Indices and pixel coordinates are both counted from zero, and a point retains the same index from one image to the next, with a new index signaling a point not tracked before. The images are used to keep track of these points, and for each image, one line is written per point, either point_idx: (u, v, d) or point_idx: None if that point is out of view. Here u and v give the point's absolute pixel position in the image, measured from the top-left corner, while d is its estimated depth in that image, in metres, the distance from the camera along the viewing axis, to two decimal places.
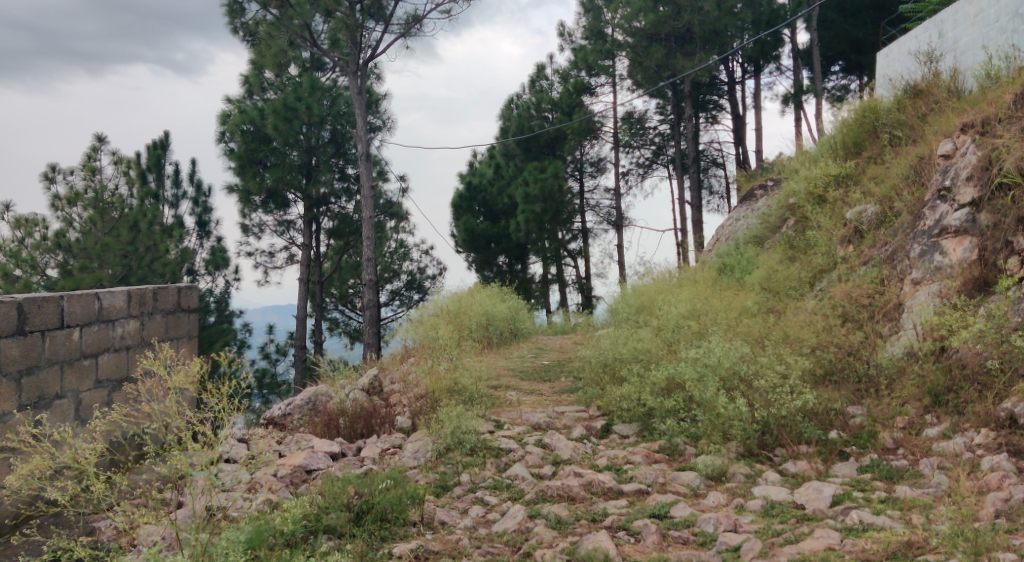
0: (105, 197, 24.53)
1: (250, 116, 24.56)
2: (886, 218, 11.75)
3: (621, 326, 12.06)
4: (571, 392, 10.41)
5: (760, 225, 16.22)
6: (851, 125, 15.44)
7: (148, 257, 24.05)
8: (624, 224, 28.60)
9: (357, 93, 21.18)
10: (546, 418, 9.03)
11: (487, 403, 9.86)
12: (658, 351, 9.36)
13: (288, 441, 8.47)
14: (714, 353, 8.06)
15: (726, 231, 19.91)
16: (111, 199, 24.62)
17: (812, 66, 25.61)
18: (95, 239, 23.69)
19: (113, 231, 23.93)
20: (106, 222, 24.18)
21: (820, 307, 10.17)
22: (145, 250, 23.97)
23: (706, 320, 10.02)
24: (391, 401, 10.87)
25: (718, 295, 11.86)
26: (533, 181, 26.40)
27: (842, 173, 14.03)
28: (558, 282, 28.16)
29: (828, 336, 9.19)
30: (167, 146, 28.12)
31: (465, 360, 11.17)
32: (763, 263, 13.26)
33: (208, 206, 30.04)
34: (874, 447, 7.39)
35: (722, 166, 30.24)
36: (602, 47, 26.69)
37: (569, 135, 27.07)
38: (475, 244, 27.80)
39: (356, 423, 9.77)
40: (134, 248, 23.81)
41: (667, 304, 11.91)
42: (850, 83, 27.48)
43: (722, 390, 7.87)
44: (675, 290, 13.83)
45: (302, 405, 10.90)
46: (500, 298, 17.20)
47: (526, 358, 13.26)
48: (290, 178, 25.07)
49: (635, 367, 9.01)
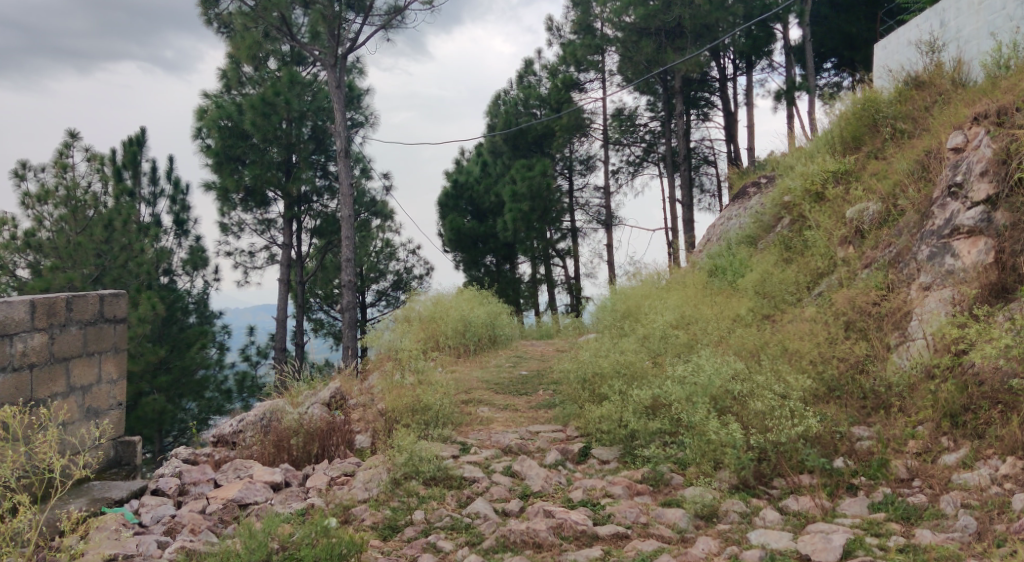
0: (77, 195, 23.13)
1: (227, 112, 23.53)
2: (889, 217, 10.92)
3: (606, 335, 11.15)
4: (549, 408, 9.52)
5: (753, 225, 15.37)
6: (849, 118, 14.52)
7: (124, 256, 22.86)
8: (614, 223, 27.71)
9: (335, 87, 20.22)
10: (518, 440, 8.13)
11: (454, 422, 8.96)
12: (643, 366, 8.45)
13: (225, 469, 7.56)
14: (705, 371, 7.16)
15: (717, 230, 19.03)
16: (84, 197, 23.19)
17: (804, 63, 24.76)
18: (67, 238, 22.63)
19: (87, 230, 22.87)
20: (79, 222, 23.11)
21: (821, 316, 9.30)
22: (120, 249, 22.87)
23: (696, 330, 9.16)
24: (354, 417, 9.98)
25: (711, 300, 10.97)
26: (521, 179, 25.47)
27: (842, 169, 13.13)
28: (546, 283, 27.25)
29: (831, 349, 8.32)
30: (143, 142, 27.00)
31: (435, 373, 10.26)
32: (758, 266, 12.40)
33: (186, 204, 29.02)
34: (887, 479, 6.48)
35: (714, 164, 29.39)
36: (591, 42, 25.73)
37: (558, 132, 26.11)
38: (461, 243, 26.74)
39: (311, 443, 9.00)
40: (109, 248, 22.80)
41: (655, 310, 10.99)
42: (843, 80, 26.67)
43: (714, 413, 6.96)
44: (665, 293, 12.95)
45: (255, 422, 10.16)
46: (480, 301, 16.25)
47: (504, 367, 12.32)
48: (269, 175, 24.08)
49: (616, 385, 8.10)
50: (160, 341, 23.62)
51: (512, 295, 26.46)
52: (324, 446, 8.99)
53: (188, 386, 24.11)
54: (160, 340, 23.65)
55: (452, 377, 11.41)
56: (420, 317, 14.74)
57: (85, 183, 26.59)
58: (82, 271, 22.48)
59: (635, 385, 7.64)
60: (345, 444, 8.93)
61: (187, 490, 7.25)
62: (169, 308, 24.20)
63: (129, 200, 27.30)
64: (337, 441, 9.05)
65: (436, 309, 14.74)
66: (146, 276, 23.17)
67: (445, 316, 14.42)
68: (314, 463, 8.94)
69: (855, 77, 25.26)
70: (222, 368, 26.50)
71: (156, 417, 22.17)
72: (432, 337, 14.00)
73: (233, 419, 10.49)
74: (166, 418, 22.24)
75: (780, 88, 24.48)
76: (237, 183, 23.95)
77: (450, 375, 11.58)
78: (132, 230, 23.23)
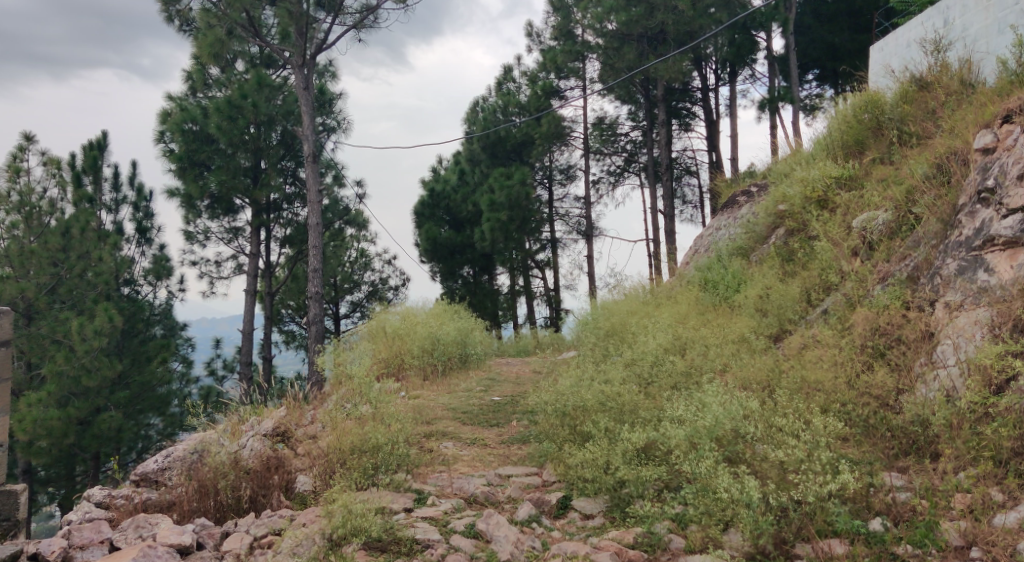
0: (31, 200, 21.25)
1: (192, 115, 21.94)
2: (901, 226, 9.80)
3: (588, 359, 9.89)
4: (523, 444, 8.28)
5: (745, 235, 14.23)
6: (850, 121, 13.25)
7: (81, 265, 21.41)
8: (594, 234, 26.50)
9: (302, 89, 18.91)
10: (485, 488, 6.88)
11: (413, 465, 7.68)
12: (633, 398, 7.17)
13: (125, 526, 6.61)
14: (711, 411, 6.01)
15: (705, 242, 17.86)
16: (39, 203, 21.37)
17: (788, 73, 23.66)
18: (21, 245, 21.14)
19: (43, 238, 21.35)
20: (34, 229, 21.31)
21: (840, 339, 8.06)
22: (77, 258, 21.44)
23: (696, 354, 7.94)
24: (302, 454, 8.71)
25: (708, 319, 9.74)
26: (499, 188, 24.25)
27: (845, 175, 11.92)
28: (524, 294, 25.97)
29: (854, 380, 7.11)
30: (104, 146, 25.37)
31: (391, 403, 8.93)
32: (758, 280, 11.25)
33: (149, 211, 27.53)
34: (937, 548, 5.44)
35: (697, 174, 28.25)
36: (572, 48, 24.47)
37: (537, 140, 24.88)
38: (437, 254, 25.33)
39: (238, 487, 7.96)
40: (66, 256, 21.34)
41: (644, 330, 9.75)
42: (826, 92, 25.62)
43: (723, 463, 5.82)
44: (655, 309, 11.72)
45: (185, 458, 8.88)
46: (451, 316, 14.92)
47: (474, 392, 10.99)
48: (236, 182, 22.42)
49: (602, 422, 6.84)
50: (118, 353, 22.09)
51: (489, 308, 25.12)
52: (255, 493, 7.95)
53: (148, 403, 22.12)
54: (119, 353, 22.11)
55: (414, 404, 10.10)
56: (386, 332, 13.42)
57: (42, 187, 25.00)
58: (35, 281, 21.03)
59: (626, 425, 6.41)
60: (278, 492, 7.89)
61: (73, 555, 6.27)
62: (128, 320, 22.66)
63: (89, 207, 25.75)
64: (272, 487, 7.99)
65: (403, 325, 13.44)
66: (104, 287, 21.73)
67: (410, 333, 13.09)
68: (243, 513, 7.88)
69: (840, 88, 24.23)
70: (188, 382, 24.91)
71: (112, 435, 20.42)
72: (397, 356, 12.69)
73: (158, 454, 9.29)
74: (124, 437, 20.59)
75: (765, 97, 23.27)
76: (202, 189, 22.36)
77: (411, 402, 10.27)
78: (90, 238, 21.70)
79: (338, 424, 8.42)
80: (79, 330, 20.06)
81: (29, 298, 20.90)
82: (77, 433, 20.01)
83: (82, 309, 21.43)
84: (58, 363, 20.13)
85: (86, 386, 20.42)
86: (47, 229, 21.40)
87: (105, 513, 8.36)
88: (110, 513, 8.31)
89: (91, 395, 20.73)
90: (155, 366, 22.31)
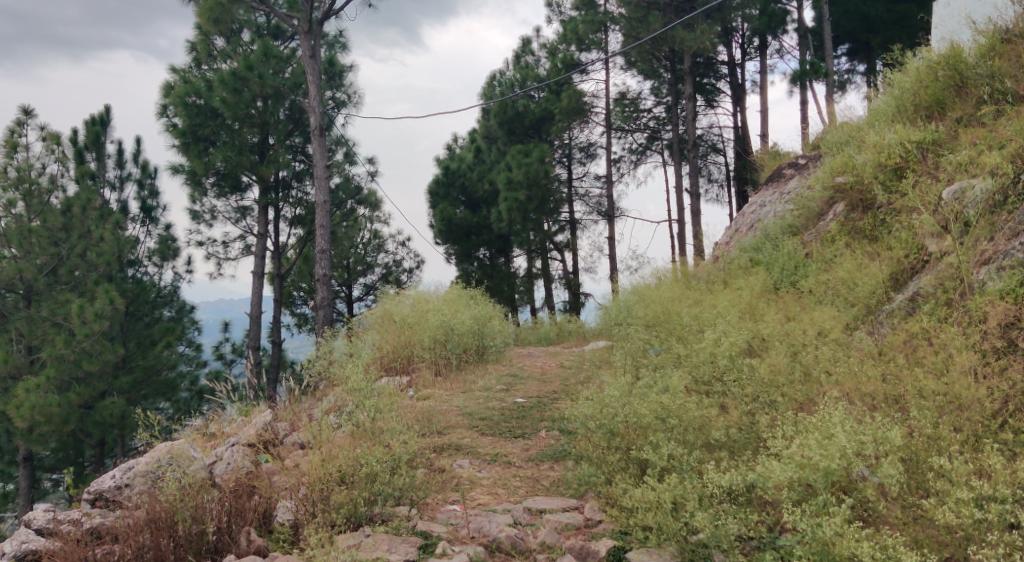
0: (30, 176, 19.72)
1: (196, 87, 19.98)
2: (1007, 201, 8.10)
3: (626, 358, 8.29)
4: (558, 464, 6.78)
5: (798, 212, 12.59)
6: (925, 79, 11.43)
7: (82, 245, 19.86)
8: (617, 214, 24.84)
9: (308, 58, 17.21)
10: (513, 532, 5.60)
11: (417, 496, 6.22)
12: (702, 413, 5.69)
13: None
14: (838, 447, 4.99)
15: (747, 219, 16.21)
16: (39, 180, 19.83)
17: (823, 45, 21.76)
18: (20, 224, 19.62)
19: (41, 217, 19.77)
20: (35, 208, 19.82)
21: (955, 335, 6.44)
22: (79, 237, 19.91)
23: (781, 361, 6.32)
24: (286, 468, 7.17)
25: (783, 309, 8.17)
26: (516, 166, 22.56)
27: (928, 139, 10.13)
28: (543, 277, 24.27)
29: (986, 393, 5.62)
30: (107, 120, 23.63)
31: (392, 413, 7.33)
32: (837, 264, 9.58)
33: (154, 189, 26.00)
34: None
35: (722, 152, 26.56)
36: (593, 18, 22.52)
37: (557, 116, 23.11)
38: (452, 236, 23.64)
39: (202, 522, 6.45)
40: (66, 235, 19.82)
41: (703, 324, 8.12)
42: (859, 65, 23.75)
43: (853, 522, 4.82)
44: (706, 296, 10.05)
45: (147, 475, 7.30)
46: (469, 301, 13.31)
47: (492, 393, 9.35)
48: (241, 159, 20.47)
49: (666, 448, 5.42)
50: (121, 337, 20.38)
51: (507, 292, 23.44)
52: (221, 530, 6.46)
53: (155, 392, 20.43)
54: (123, 336, 20.42)
55: (423, 408, 8.51)
56: (392, 321, 11.83)
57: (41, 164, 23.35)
58: (35, 262, 19.61)
59: (711, 463, 5.20)
60: (246, 530, 6.41)
61: None
62: (132, 301, 20.84)
63: (92, 185, 24.11)
64: (244, 522, 6.53)
65: (413, 312, 11.81)
66: (106, 267, 19.98)
67: (421, 322, 11.47)
68: (202, 557, 6.38)
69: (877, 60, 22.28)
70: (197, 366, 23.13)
71: (116, 422, 18.72)
72: (406, 348, 11.15)
73: (117, 468, 7.69)
74: (128, 423, 18.90)
75: (798, 70, 21.31)
76: (206, 167, 20.35)
77: (422, 405, 8.75)
78: (91, 216, 20.07)
79: (324, 445, 6.74)
80: (79, 312, 18.35)
81: (27, 279, 19.58)
82: (78, 420, 18.33)
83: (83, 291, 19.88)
84: (57, 347, 18.40)
85: (87, 370, 18.64)
86: (49, 208, 19.86)
87: (53, 545, 6.74)
88: (58, 544, 6.69)
89: (92, 380, 19.03)
90: (161, 350, 20.54)
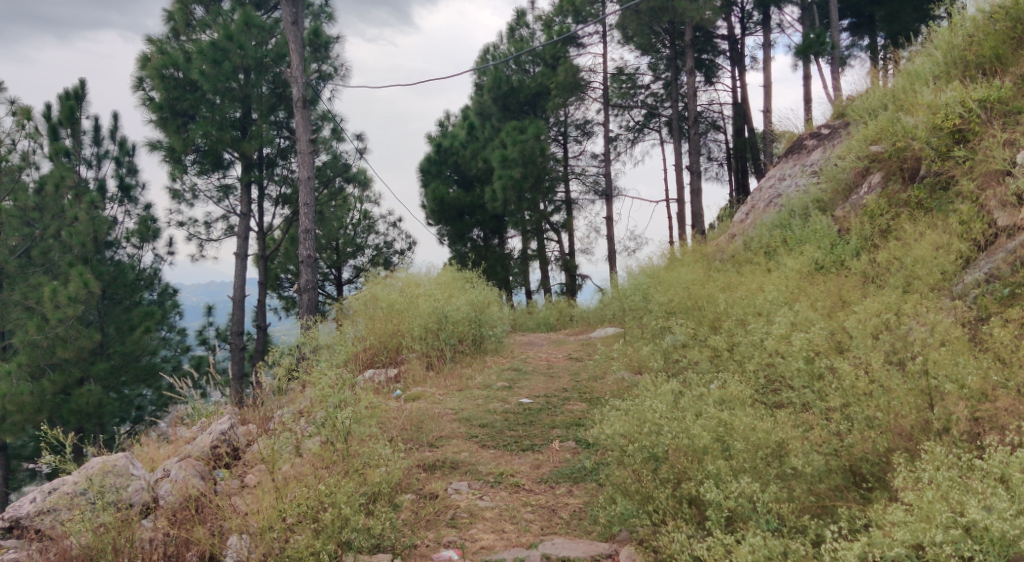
0: None
1: (172, 58, 18.32)
2: None
3: (653, 354, 6.95)
4: (580, 497, 5.54)
5: (833, 185, 11.19)
6: (979, 36, 10.04)
7: (55, 225, 18.29)
8: (614, 194, 23.46)
9: (289, 24, 15.58)
10: None
11: (400, 539, 5.09)
12: (774, 435, 5.03)
13: None
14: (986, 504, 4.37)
15: (765, 193, 14.88)
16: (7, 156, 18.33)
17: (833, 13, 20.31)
18: None
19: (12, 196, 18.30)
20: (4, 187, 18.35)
21: None
22: (53, 218, 18.37)
23: (879, 380, 5.11)
24: (239, 491, 5.80)
25: (843, 294, 6.85)
26: (511, 143, 21.09)
27: (992, 97, 8.72)
28: (538, 259, 22.85)
29: None
30: (81, 94, 21.99)
31: (372, 427, 6.00)
32: (893, 243, 8.22)
33: (133, 167, 24.48)
34: None
35: (722, 128, 25.25)
36: None
37: (553, 91, 21.57)
38: (444, 215, 22.22)
39: None
40: (40, 215, 18.29)
41: (748, 314, 6.80)
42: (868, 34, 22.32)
43: None
44: (736, 279, 8.71)
45: (63, 502, 5.82)
46: (462, 285, 11.89)
47: (492, 391, 8.01)
48: (220, 135, 18.75)
49: (716, 485, 4.80)
50: (99, 322, 18.68)
51: (501, 274, 21.91)
52: None
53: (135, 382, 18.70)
54: (101, 320, 18.68)
55: (413, 411, 7.18)
56: (376, 307, 10.44)
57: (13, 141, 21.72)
58: (8, 242, 18.23)
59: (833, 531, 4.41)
60: None
61: None
62: (111, 283, 19.03)
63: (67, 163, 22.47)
64: None
65: (402, 297, 10.41)
66: (81, 250, 18.39)
67: (411, 308, 10.09)
68: None
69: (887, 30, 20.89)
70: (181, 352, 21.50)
71: (93, 412, 16.95)
72: (394, 336, 9.84)
73: (39, 490, 6.27)
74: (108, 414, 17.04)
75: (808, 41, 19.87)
76: (186, 143, 18.66)
77: (410, 406, 7.42)
78: (66, 195, 18.49)
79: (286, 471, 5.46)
80: (52, 296, 16.72)
81: None
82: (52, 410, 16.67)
83: (57, 273, 18.33)
84: (29, 332, 16.76)
85: (62, 357, 17.03)
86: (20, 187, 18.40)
87: None
88: None
89: (68, 367, 17.41)
90: (141, 335, 18.70)
